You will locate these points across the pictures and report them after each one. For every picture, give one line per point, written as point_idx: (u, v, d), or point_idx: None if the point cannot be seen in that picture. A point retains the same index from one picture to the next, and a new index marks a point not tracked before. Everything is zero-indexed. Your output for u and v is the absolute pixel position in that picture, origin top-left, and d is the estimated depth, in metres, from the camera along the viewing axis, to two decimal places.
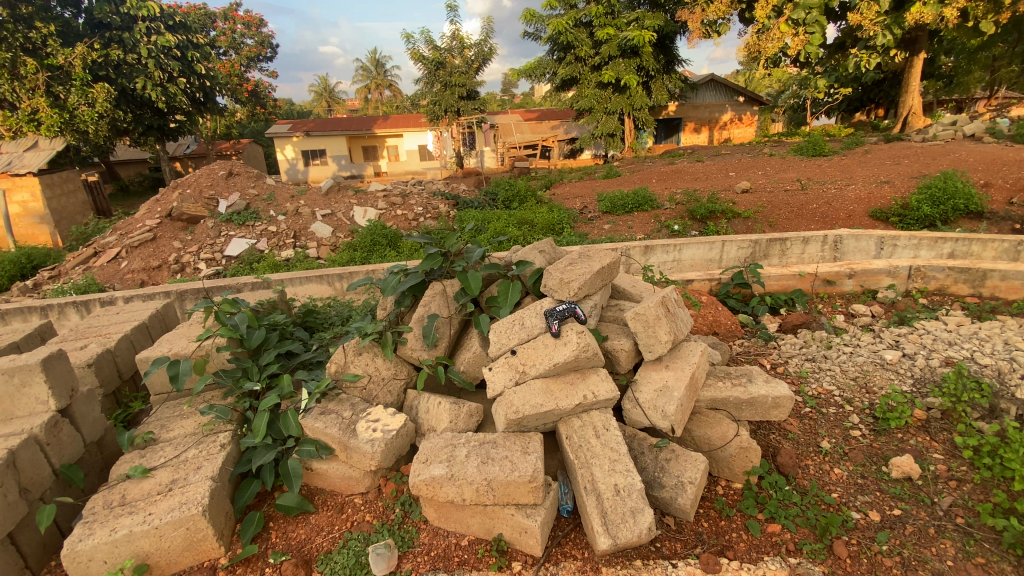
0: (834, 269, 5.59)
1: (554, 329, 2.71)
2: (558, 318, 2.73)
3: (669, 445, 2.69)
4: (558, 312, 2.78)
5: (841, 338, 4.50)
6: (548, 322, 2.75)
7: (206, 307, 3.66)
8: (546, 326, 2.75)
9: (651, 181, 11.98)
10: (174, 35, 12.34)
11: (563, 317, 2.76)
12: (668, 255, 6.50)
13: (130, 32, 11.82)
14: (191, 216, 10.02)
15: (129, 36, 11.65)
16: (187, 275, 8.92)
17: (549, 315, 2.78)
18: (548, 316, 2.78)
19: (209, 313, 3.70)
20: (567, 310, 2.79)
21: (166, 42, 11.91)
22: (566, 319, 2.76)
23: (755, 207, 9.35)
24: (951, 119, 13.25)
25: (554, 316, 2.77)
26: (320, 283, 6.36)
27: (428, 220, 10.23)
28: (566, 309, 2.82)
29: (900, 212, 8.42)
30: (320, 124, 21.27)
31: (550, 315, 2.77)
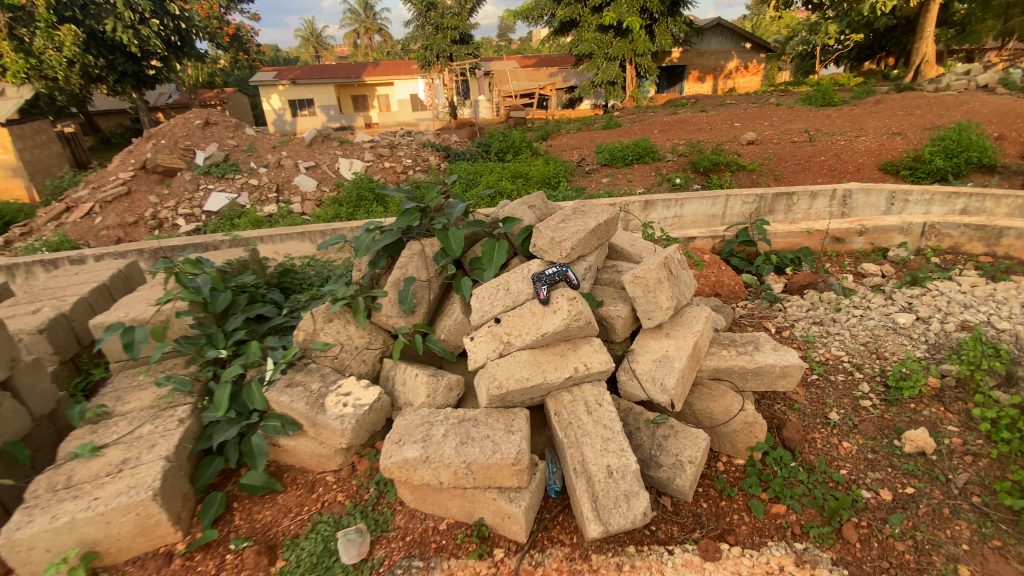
0: (844, 225, 5.26)
1: (540, 295, 2.42)
2: (547, 282, 2.43)
3: (668, 420, 2.45)
4: (547, 275, 2.47)
5: (851, 299, 4.22)
6: (535, 286, 2.45)
7: (165, 267, 3.37)
8: (532, 292, 2.46)
9: (652, 132, 11.41)
10: None
11: (552, 281, 2.45)
12: (669, 210, 6.16)
13: None
14: (167, 168, 9.51)
15: None
16: (165, 232, 8.51)
17: (536, 279, 2.48)
18: (535, 280, 2.48)
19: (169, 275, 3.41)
20: (558, 272, 2.48)
21: None
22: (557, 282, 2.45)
23: (761, 158, 8.91)
24: (967, 67, 12.57)
25: (542, 279, 2.46)
26: (302, 239, 6.00)
27: (417, 172, 9.73)
28: (556, 270, 2.50)
29: (913, 165, 7.99)
30: (307, 71, 20.20)
31: (537, 279, 2.47)
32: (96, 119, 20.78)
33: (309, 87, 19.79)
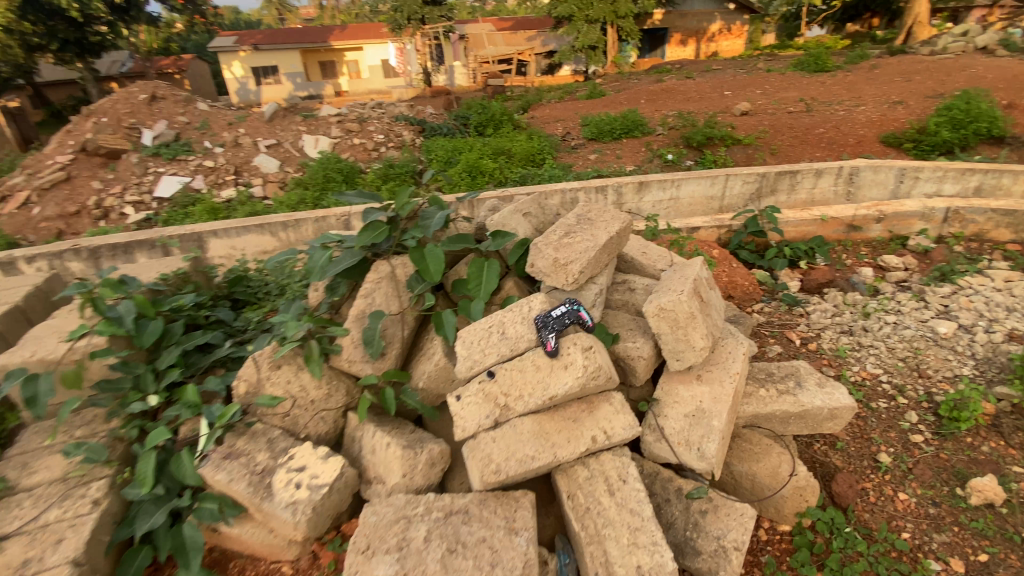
0: (861, 212, 4.82)
1: (546, 344, 1.88)
2: (554, 328, 1.89)
3: (706, 493, 1.99)
4: (554, 316, 1.93)
5: (880, 300, 3.80)
6: (538, 333, 1.91)
7: (80, 297, 2.76)
8: (536, 339, 1.93)
9: (640, 102, 10.72)
10: None
11: (561, 325, 1.91)
12: (664, 193, 5.41)
13: None
14: (111, 150, 8.54)
15: None
16: (112, 222, 7.65)
17: (540, 322, 1.93)
18: (538, 323, 1.93)
19: (84, 305, 2.82)
20: (568, 311, 1.94)
21: None
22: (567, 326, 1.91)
23: (756, 132, 8.35)
24: (962, 29, 12.06)
25: (548, 322, 1.92)
26: (262, 233, 5.22)
27: (390, 149, 8.90)
28: (566, 308, 1.96)
29: (916, 137, 7.57)
30: (268, 35, 18.70)
31: (542, 322, 1.93)
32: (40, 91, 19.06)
33: (272, 54, 18.40)
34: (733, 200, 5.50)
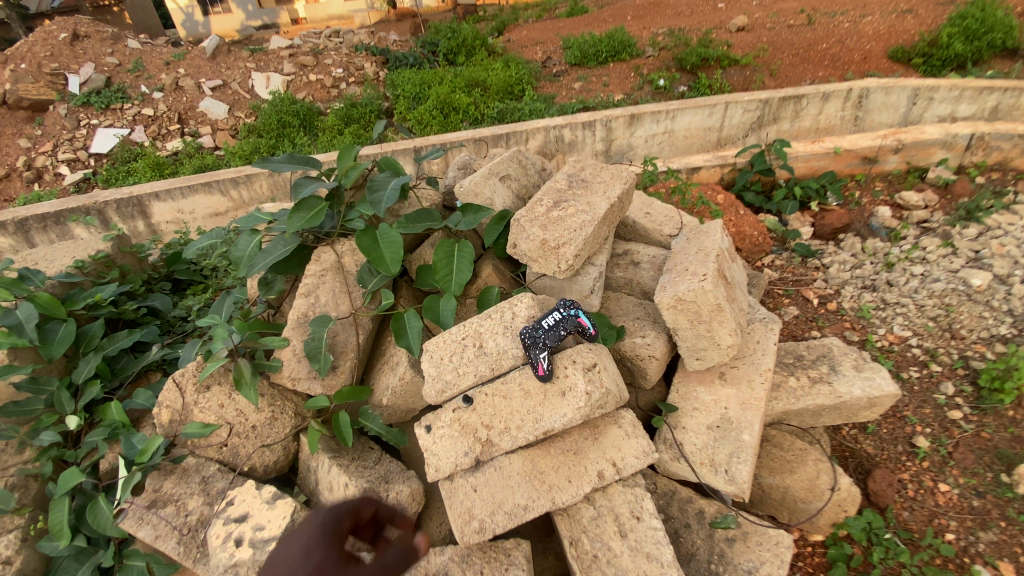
0: (877, 142, 4.34)
1: (537, 365, 1.44)
2: (548, 343, 1.44)
3: (736, 519, 1.66)
4: (545, 325, 1.46)
5: (904, 247, 3.43)
6: (526, 349, 1.47)
7: None
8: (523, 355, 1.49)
9: (625, 18, 9.61)
10: None
11: (555, 337, 1.45)
12: (658, 126, 4.67)
13: None
14: (31, 100, 7.03)
15: None
16: (47, 184, 6.54)
17: (528, 333, 1.48)
18: (526, 335, 1.48)
19: None
20: (563, 317, 1.46)
21: None
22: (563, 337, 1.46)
23: (756, 48, 7.31)
24: None
25: (538, 333, 1.46)
26: (210, 191, 4.08)
27: (353, 85, 7.58)
28: (560, 310, 1.48)
29: (928, 49, 6.80)
30: None
31: (530, 333, 1.48)
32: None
33: None
34: (733, 131, 4.83)
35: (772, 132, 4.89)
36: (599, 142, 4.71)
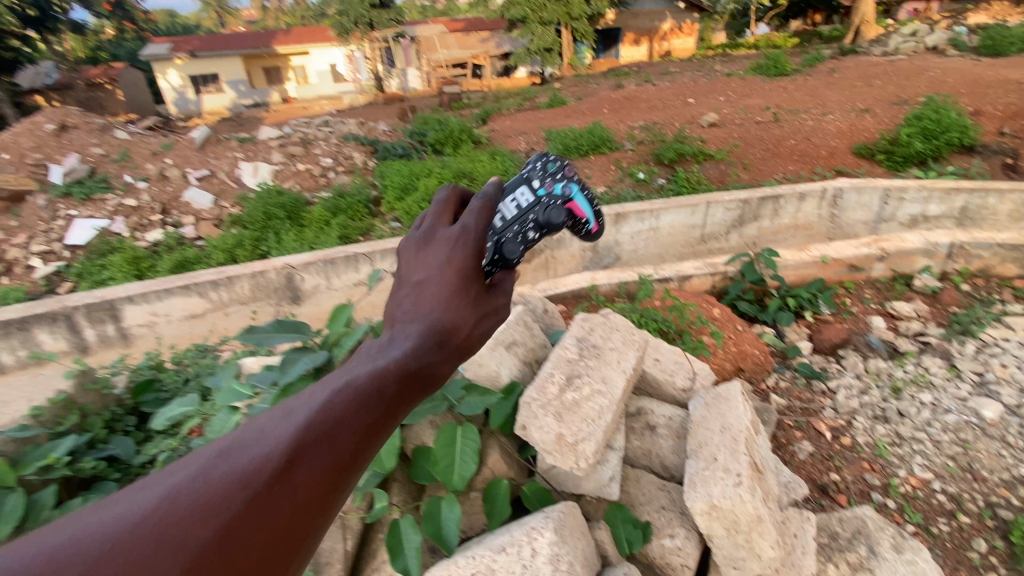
0: (863, 250, 4.29)
1: (508, 264, 1.46)
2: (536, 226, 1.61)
3: None
4: (534, 205, 1.62)
5: (908, 369, 3.30)
6: (495, 249, 1.49)
7: None
8: (493, 252, 1.49)
9: (600, 109, 9.87)
10: None
11: (552, 222, 1.61)
12: (643, 224, 4.69)
13: None
14: (11, 194, 6.62)
15: None
16: (14, 278, 5.93)
17: (500, 228, 1.56)
18: (501, 226, 1.57)
19: None
20: (542, 206, 1.62)
21: None
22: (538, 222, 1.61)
23: (728, 144, 7.09)
24: (911, 28, 11.74)
25: (529, 219, 1.61)
26: (188, 295, 4.22)
27: (340, 175, 7.59)
28: (546, 189, 1.65)
29: (889, 148, 6.32)
30: (207, 43, 18.74)
31: (508, 225, 1.58)
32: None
33: (214, 61, 18.25)
34: (715, 228, 4.86)
35: (753, 229, 4.92)
36: (587, 239, 4.69)
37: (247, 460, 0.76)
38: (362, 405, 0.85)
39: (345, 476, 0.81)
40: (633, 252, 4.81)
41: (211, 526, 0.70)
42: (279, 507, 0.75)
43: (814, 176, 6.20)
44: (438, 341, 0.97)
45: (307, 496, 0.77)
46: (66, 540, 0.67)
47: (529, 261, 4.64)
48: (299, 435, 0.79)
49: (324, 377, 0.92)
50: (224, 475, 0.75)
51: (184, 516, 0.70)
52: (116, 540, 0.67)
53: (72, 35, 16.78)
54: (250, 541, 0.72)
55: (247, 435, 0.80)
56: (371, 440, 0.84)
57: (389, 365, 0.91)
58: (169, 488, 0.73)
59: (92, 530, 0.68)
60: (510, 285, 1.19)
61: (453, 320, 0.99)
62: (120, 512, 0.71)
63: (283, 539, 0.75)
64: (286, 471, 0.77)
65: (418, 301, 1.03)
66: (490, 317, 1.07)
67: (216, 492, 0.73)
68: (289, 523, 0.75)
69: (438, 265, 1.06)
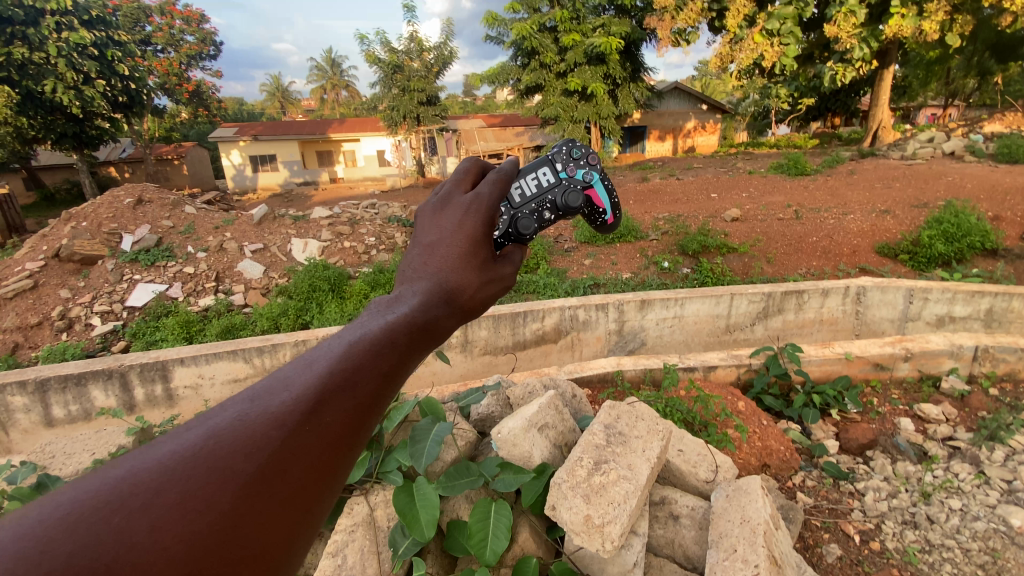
0: (887, 350, 4.34)
1: (521, 240, 1.41)
2: (554, 205, 1.53)
3: None
4: (554, 186, 1.55)
5: (937, 474, 3.26)
6: (510, 221, 1.40)
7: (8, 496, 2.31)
8: (507, 226, 1.41)
9: (627, 200, 10.45)
10: (91, 31, 11.28)
11: (570, 205, 1.56)
12: (668, 311, 4.90)
13: (36, 27, 10.68)
14: (86, 257, 7.32)
15: (35, 32, 10.50)
16: (75, 335, 6.40)
17: (518, 202, 1.45)
18: (519, 199, 1.47)
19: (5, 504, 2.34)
20: (561, 186, 1.57)
21: (80, 40, 10.80)
22: (556, 200, 1.54)
23: (750, 238, 7.39)
24: (927, 135, 12.26)
25: (547, 199, 1.52)
26: (234, 360, 4.52)
27: (381, 253, 8.14)
28: (567, 174, 1.60)
29: (910, 247, 6.48)
30: (270, 129, 20.86)
31: (527, 201, 1.48)
32: (38, 174, 20.99)
33: (274, 145, 20.20)
34: (740, 319, 5.05)
35: (778, 321, 5.08)
36: (612, 323, 4.90)
37: (265, 408, 0.77)
38: (380, 355, 0.87)
39: (367, 420, 0.84)
40: (658, 338, 5.01)
41: (249, 464, 0.72)
42: (310, 449, 0.77)
43: (838, 272, 6.39)
44: (448, 300, 1.01)
45: (335, 438, 0.79)
46: (107, 482, 0.67)
47: (556, 341, 4.89)
48: (316, 383, 0.80)
49: (342, 330, 0.93)
50: (257, 416, 0.76)
51: (223, 456, 0.71)
52: (159, 476, 0.68)
53: (153, 119, 18.90)
54: (284, 479, 0.74)
55: (273, 384, 0.82)
56: (390, 386, 0.87)
57: (404, 318, 0.93)
58: (204, 431, 0.74)
59: (135, 467, 0.68)
60: (517, 258, 1.24)
61: (463, 279, 1.02)
62: (157, 451, 0.71)
63: (315, 480, 0.77)
64: (315, 413, 0.78)
65: (429, 261, 1.05)
66: (499, 283, 1.11)
67: (253, 432, 0.74)
68: (321, 462, 0.78)
69: (450, 228, 1.09)
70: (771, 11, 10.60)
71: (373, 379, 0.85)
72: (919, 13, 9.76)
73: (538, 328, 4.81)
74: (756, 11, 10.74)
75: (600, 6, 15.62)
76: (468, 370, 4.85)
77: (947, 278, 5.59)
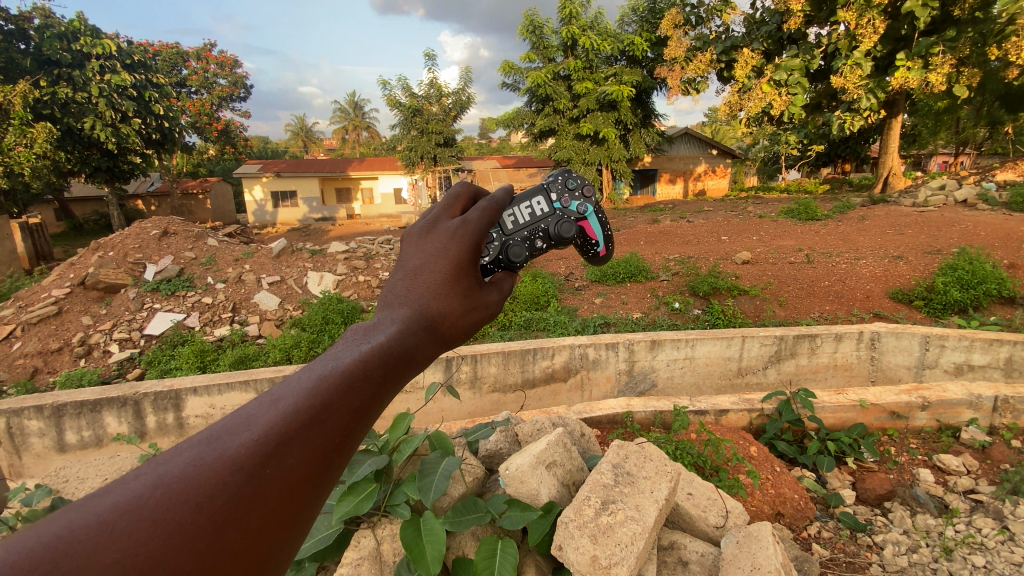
0: (903, 398, 4.23)
1: (512, 267, 1.48)
2: (544, 237, 1.61)
3: None
4: (547, 215, 1.64)
5: (959, 529, 3.14)
6: (501, 249, 1.49)
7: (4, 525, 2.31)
8: (498, 252, 1.48)
9: (638, 241, 10.57)
10: (132, 74, 12.04)
11: (562, 235, 1.66)
12: (678, 352, 4.89)
13: (82, 70, 11.45)
14: (110, 285, 7.55)
15: (80, 74, 11.25)
16: (93, 361, 6.53)
17: (511, 229, 1.53)
18: (511, 226, 1.55)
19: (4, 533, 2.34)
20: (554, 217, 1.65)
21: (121, 81, 11.51)
22: (546, 231, 1.63)
23: (761, 281, 7.40)
24: (938, 182, 12.32)
25: (540, 227, 1.61)
26: (246, 391, 4.57)
27: None
28: (562, 204, 1.69)
29: (925, 293, 6.42)
30: (293, 167, 21.67)
31: (519, 228, 1.56)
32: (69, 205, 21.87)
33: (295, 181, 20.93)
34: (752, 362, 5.02)
35: (790, 366, 5.05)
36: (622, 363, 4.89)
37: (236, 443, 0.78)
38: (350, 389, 0.87)
39: (333, 458, 0.84)
40: (668, 380, 4.98)
41: (203, 513, 0.71)
42: (272, 490, 0.77)
43: (852, 317, 6.36)
44: (425, 327, 1.04)
45: (297, 479, 0.79)
46: (66, 527, 0.66)
47: (565, 380, 4.89)
48: (289, 416, 0.81)
49: (313, 362, 0.93)
50: (215, 459, 0.75)
51: (175, 505, 0.70)
52: (104, 529, 0.66)
53: (182, 155, 19.77)
54: (240, 527, 0.73)
55: (235, 422, 0.81)
56: (361, 420, 0.88)
57: (378, 348, 0.94)
58: (159, 476, 0.73)
59: (78, 521, 0.67)
60: (503, 287, 1.30)
61: (444, 307, 1.07)
62: (106, 501, 0.69)
63: (274, 524, 0.77)
64: (277, 454, 0.78)
65: (410, 288, 1.08)
66: (478, 312, 1.15)
67: (208, 476, 0.73)
68: (281, 506, 0.77)
69: (433, 255, 1.13)
70: (778, 63, 10.98)
71: (346, 413, 0.86)
72: (924, 65, 10.03)
73: (547, 365, 4.83)
74: (763, 63, 11.14)
75: (612, 57, 16.33)
76: (477, 407, 4.84)
77: (964, 326, 5.51)
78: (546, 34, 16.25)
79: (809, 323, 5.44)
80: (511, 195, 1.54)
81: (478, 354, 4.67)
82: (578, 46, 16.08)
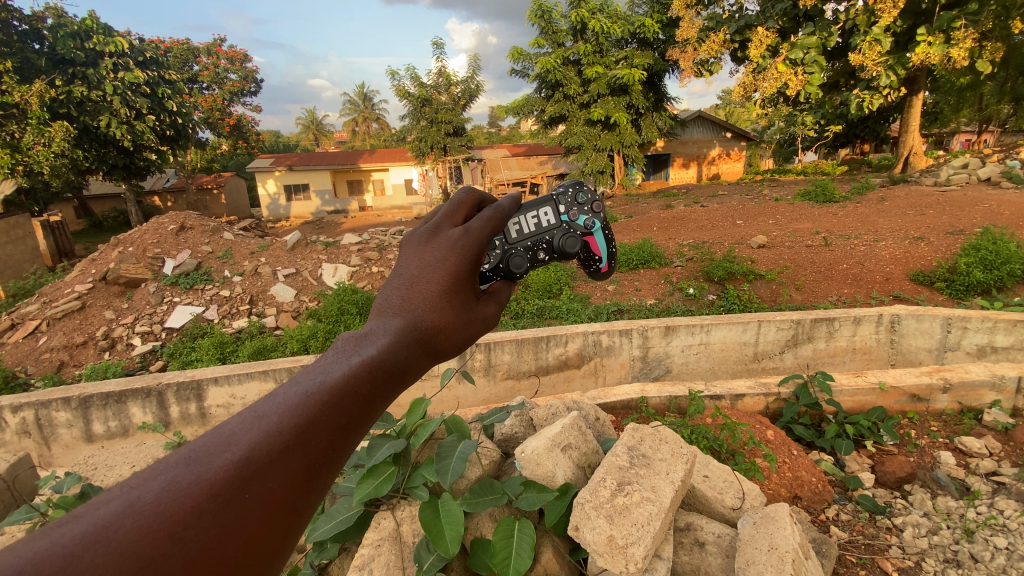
0: (924, 380, 4.16)
1: (511, 277, 1.51)
2: (548, 249, 1.61)
3: None
4: (554, 227, 1.63)
5: (981, 511, 3.09)
6: (502, 260, 1.52)
7: (34, 513, 2.37)
8: (498, 261, 1.52)
9: (652, 228, 10.46)
10: (144, 71, 12.19)
11: (566, 249, 1.63)
12: (693, 338, 4.86)
13: (95, 68, 11.63)
14: (131, 280, 7.72)
15: (94, 73, 11.45)
16: (116, 354, 6.69)
17: (514, 238, 1.56)
18: (516, 235, 1.57)
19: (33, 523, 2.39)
20: (560, 231, 1.64)
21: (134, 78, 11.67)
22: (552, 245, 1.62)
23: (778, 265, 7.30)
24: (961, 160, 11.97)
25: (544, 239, 1.61)
26: (265, 379, 4.64)
27: None
28: (570, 217, 1.68)
29: (946, 275, 6.28)
30: (304, 160, 21.77)
31: (523, 238, 1.58)
32: (89, 202, 22.33)
33: (306, 174, 21.09)
34: (768, 347, 4.97)
35: (807, 350, 4.99)
36: (636, 349, 4.88)
37: (214, 465, 0.78)
38: (335, 408, 0.89)
39: (316, 480, 0.85)
40: (683, 365, 4.96)
41: (178, 545, 0.72)
42: (251, 517, 0.77)
43: (871, 300, 6.25)
44: (417, 341, 1.05)
45: (277, 503, 0.80)
46: (34, 555, 0.65)
47: (579, 367, 4.89)
48: (271, 437, 0.82)
49: (299, 376, 0.94)
50: (191, 484, 0.76)
51: (150, 535, 0.70)
52: (70, 564, 0.65)
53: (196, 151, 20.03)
54: (216, 556, 0.74)
55: (216, 442, 0.82)
56: (346, 440, 0.89)
57: (367, 363, 0.95)
58: (131, 502, 0.73)
59: (43, 552, 0.66)
60: (500, 296, 1.32)
61: (439, 320, 1.09)
62: (73, 531, 0.69)
63: (252, 552, 0.78)
64: (256, 478, 0.79)
65: (407, 298, 1.10)
66: (472, 325, 1.17)
67: (182, 504, 0.74)
68: (260, 532, 0.78)
69: (431, 265, 1.14)
70: (794, 41, 10.69)
71: (331, 436, 0.87)
72: (945, 40, 9.67)
73: (560, 352, 4.84)
74: (778, 41, 10.88)
75: (623, 40, 16.11)
76: (491, 394, 4.88)
77: (986, 307, 5.37)
78: (555, 18, 15.99)
79: (826, 307, 5.36)
80: (518, 204, 1.55)
81: (492, 342, 4.69)
82: (588, 29, 15.83)
